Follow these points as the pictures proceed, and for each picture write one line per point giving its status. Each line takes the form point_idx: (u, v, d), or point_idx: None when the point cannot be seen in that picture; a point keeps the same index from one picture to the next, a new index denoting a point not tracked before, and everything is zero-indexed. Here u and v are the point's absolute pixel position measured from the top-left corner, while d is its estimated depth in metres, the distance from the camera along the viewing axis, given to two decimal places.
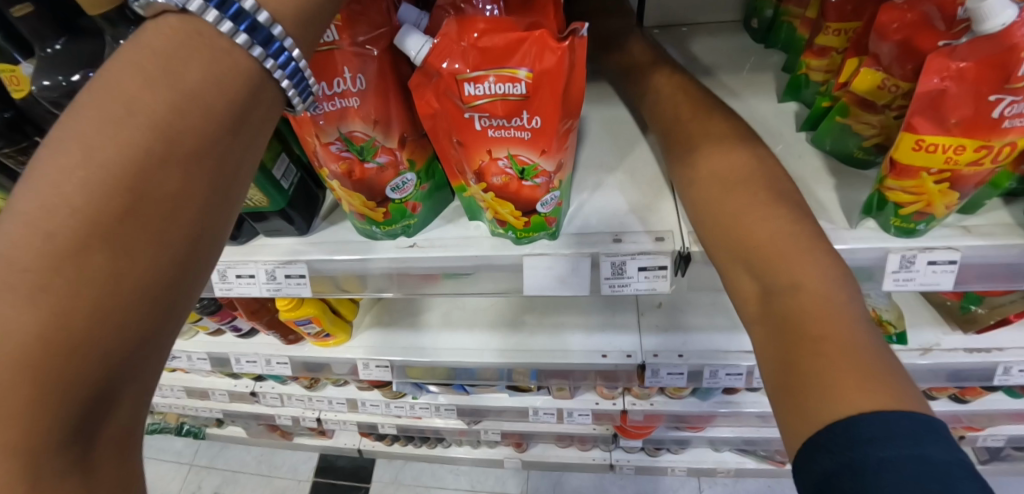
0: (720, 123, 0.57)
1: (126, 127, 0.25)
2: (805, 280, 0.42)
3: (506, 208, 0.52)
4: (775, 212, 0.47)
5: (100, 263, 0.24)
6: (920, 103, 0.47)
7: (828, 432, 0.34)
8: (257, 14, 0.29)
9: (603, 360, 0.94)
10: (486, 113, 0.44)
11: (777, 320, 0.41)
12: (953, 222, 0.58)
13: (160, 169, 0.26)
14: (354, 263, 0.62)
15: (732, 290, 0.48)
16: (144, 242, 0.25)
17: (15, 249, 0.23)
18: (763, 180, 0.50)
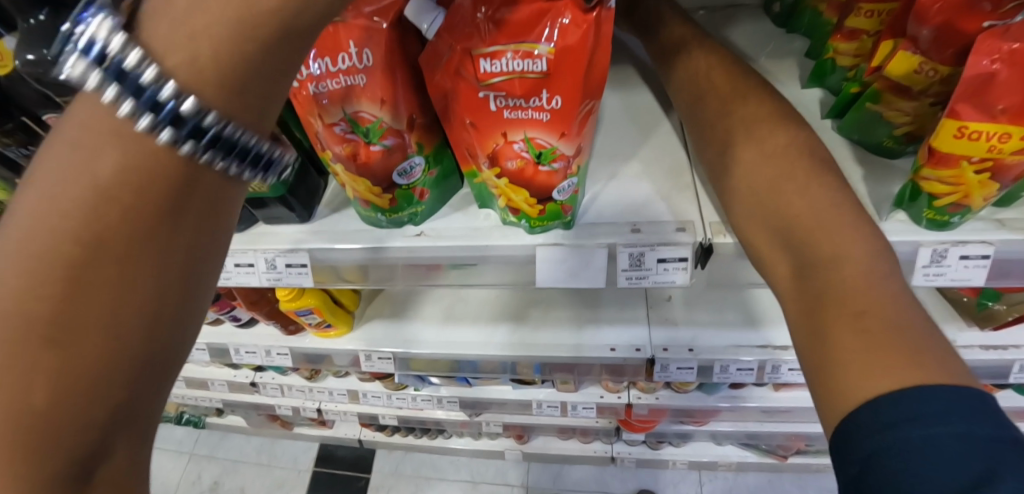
0: (758, 100, 0.55)
1: (42, 234, 0.22)
2: (845, 261, 0.40)
3: (520, 195, 0.49)
4: (816, 193, 0.46)
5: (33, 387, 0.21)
6: (966, 88, 0.44)
7: (869, 409, 0.32)
8: (157, 91, 0.22)
9: (612, 354, 0.91)
10: (503, 92, 0.42)
11: (813, 304, 0.40)
12: (987, 215, 0.55)
13: (84, 275, 0.22)
14: (357, 253, 0.59)
15: (771, 273, 0.47)
16: (77, 357, 0.22)
17: None
18: (804, 162, 0.49)
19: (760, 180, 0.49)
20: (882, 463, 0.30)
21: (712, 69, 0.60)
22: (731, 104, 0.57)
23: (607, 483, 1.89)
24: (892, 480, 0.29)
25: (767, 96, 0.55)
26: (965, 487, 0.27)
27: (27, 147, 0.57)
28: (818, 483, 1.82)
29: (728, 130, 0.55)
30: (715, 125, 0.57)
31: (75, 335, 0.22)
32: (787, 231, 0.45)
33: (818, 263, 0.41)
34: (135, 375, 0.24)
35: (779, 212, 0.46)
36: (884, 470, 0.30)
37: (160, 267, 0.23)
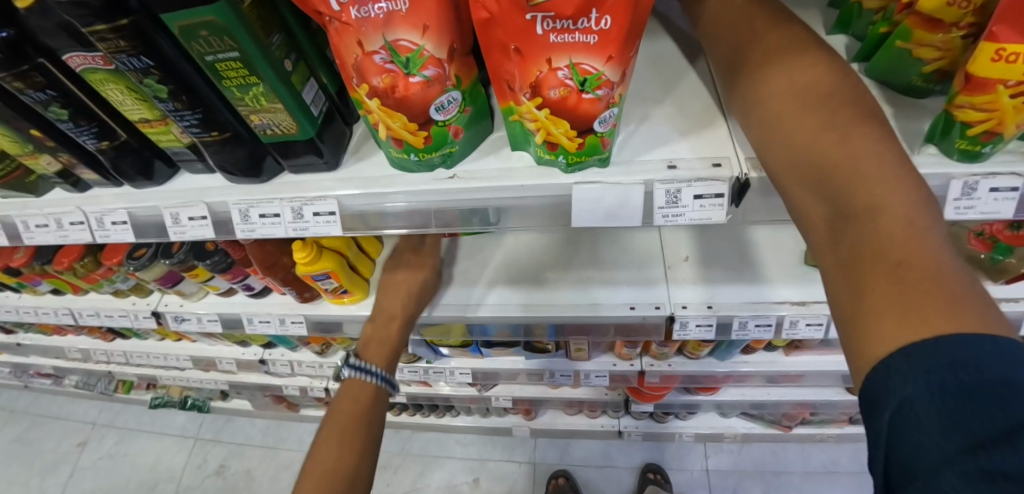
0: (791, 38, 0.50)
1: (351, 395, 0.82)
2: (882, 207, 0.36)
3: (561, 127, 0.48)
4: (856, 132, 0.41)
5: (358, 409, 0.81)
6: (1006, 8, 0.44)
7: (902, 357, 0.30)
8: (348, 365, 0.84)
9: (632, 312, 0.92)
10: (552, 13, 0.41)
11: (848, 254, 0.37)
12: (1015, 149, 0.56)
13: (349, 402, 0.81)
14: (389, 198, 0.60)
15: (799, 219, 0.43)
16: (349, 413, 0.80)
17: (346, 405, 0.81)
18: (842, 101, 0.44)
19: (787, 122, 0.45)
20: (913, 414, 0.28)
21: None
22: (767, 39, 0.51)
23: (613, 457, 1.93)
24: (917, 435, 0.28)
25: (803, 35, 0.51)
26: (996, 438, 0.26)
27: (48, 91, 0.56)
28: (820, 453, 1.86)
29: (760, 70, 0.50)
30: (747, 65, 0.52)
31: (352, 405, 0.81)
32: (816, 176, 0.41)
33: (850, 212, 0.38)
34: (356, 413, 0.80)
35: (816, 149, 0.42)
36: (914, 419, 0.28)
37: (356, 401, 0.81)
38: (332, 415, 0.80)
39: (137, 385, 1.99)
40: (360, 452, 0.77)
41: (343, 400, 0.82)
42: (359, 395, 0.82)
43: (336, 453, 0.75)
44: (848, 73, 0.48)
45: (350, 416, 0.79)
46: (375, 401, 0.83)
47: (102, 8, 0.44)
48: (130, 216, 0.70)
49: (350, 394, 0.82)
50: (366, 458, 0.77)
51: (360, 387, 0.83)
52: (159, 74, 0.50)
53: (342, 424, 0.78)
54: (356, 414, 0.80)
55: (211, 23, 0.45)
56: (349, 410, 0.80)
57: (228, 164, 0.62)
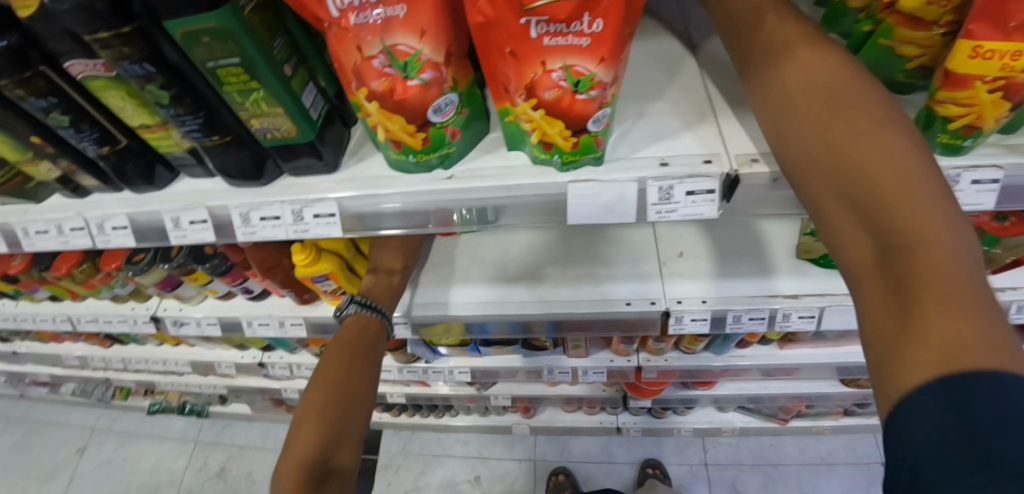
0: (812, 39, 0.49)
1: (348, 334, 0.79)
2: (911, 222, 0.35)
3: (555, 127, 0.50)
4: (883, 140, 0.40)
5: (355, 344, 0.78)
6: (982, 8, 0.45)
7: (947, 388, 0.28)
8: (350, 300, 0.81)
9: (628, 307, 0.93)
10: (546, 17, 0.42)
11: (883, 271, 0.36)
12: (995, 142, 0.59)
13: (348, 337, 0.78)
14: (389, 199, 0.61)
15: (829, 235, 0.41)
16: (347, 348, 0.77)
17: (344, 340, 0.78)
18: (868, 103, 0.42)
19: (811, 127, 0.44)
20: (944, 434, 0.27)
21: None
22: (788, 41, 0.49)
23: (613, 453, 1.95)
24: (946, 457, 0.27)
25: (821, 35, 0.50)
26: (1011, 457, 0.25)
27: (49, 97, 0.57)
28: (817, 445, 1.88)
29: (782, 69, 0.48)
30: (769, 61, 0.50)
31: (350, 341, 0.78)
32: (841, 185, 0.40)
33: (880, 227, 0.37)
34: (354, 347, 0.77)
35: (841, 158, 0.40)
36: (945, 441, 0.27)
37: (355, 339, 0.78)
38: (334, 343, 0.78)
39: (135, 391, 1.98)
40: (361, 380, 0.75)
41: (345, 333, 0.79)
42: (363, 328, 0.80)
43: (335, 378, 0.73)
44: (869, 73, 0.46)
45: (354, 344, 0.77)
46: (377, 337, 0.81)
47: (105, 16, 0.45)
48: (131, 220, 0.71)
49: (351, 325, 0.80)
50: (371, 385, 0.76)
51: (358, 324, 0.80)
52: (161, 80, 0.52)
53: (343, 351, 0.76)
54: (358, 343, 0.78)
55: (212, 29, 0.46)
56: (351, 337, 0.78)
57: (229, 167, 0.63)
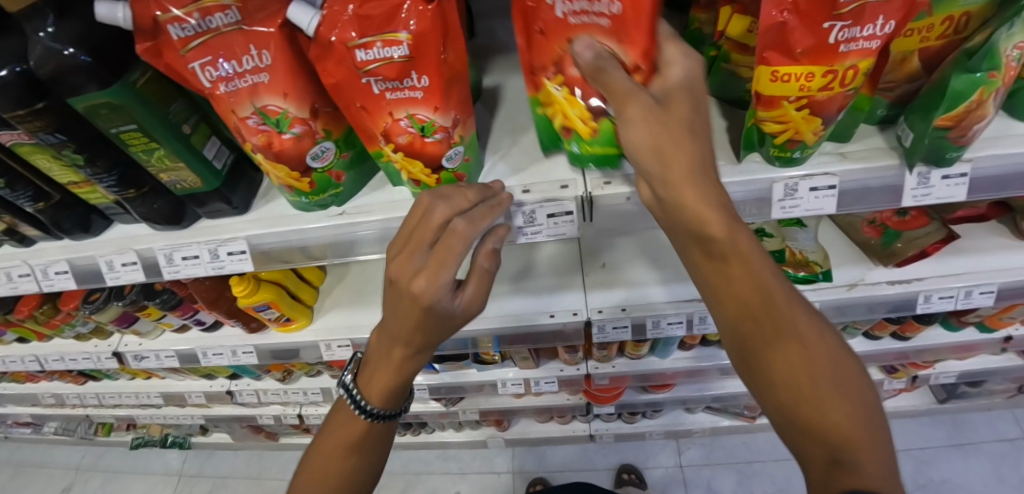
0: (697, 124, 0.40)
1: (340, 422, 0.69)
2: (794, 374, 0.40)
3: (416, 166, 0.57)
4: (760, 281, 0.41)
5: (344, 442, 0.68)
6: (769, 38, 0.51)
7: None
8: (347, 377, 0.67)
9: (551, 319, 0.99)
10: (380, 77, 0.48)
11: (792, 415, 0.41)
12: (832, 150, 0.65)
13: (341, 423, 0.69)
14: (292, 235, 0.67)
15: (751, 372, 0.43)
16: (338, 441, 0.68)
17: (335, 427, 0.69)
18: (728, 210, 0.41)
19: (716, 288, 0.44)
20: None
21: None
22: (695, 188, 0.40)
23: (589, 460, 1.99)
24: None
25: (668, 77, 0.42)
26: None
27: None
28: None
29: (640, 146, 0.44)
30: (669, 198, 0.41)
31: (342, 433, 0.68)
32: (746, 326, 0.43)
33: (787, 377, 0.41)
34: (348, 436, 0.68)
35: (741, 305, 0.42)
36: None
37: (344, 426, 0.68)
38: (331, 429, 0.70)
39: (117, 427, 2.02)
40: (354, 475, 0.69)
41: (336, 431, 0.69)
42: (348, 423, 0.68)
43: (329, 469, 0.68)
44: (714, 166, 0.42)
45: (344, 458, 0.68)
46: (380, 443, 0.69)
47: (19, 97, 0.52)
48: (71, 265, 0.78)
49: (343, 416, 0.68)
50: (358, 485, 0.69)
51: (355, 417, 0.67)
52: (74, 146, 0.59)
53: (335, 460, 0.68)
54: (357, 453, 0.68)
55: (107, 103, 0.53)
56: (339, 445, 0.68)
57: (151, 215, 0.70)
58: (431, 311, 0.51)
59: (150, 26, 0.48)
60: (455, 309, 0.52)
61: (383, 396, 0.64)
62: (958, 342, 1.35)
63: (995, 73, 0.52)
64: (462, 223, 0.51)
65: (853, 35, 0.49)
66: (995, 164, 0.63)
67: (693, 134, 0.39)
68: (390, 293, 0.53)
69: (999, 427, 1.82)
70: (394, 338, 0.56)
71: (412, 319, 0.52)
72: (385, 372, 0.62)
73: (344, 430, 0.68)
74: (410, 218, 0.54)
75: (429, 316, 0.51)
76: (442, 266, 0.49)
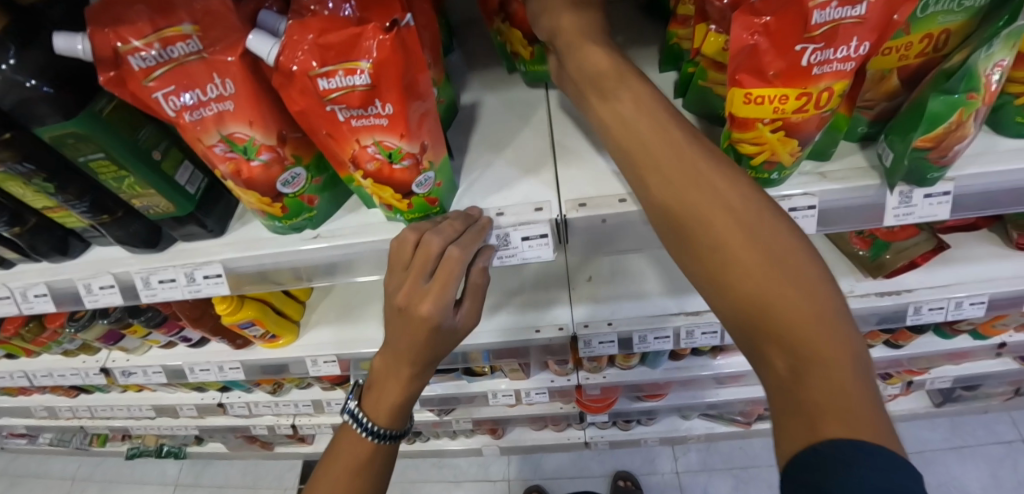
0: (596, 37, 0.54)
1: (348, 443, 0.66)
2: (746, 271, 0.36)
3: (386, 192, 0.56)
4: (709, 181, 0.41)
5: (355, 464, 0.65)
6: (740, 60, 0.50)
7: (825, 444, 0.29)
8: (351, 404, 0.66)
9: (537, 335, 0.98)
10: (343, 105, 0.48)
11: (748, 325, 0.36)
12: (811, 170, 0.64)
13: (348, 445, 0.66)
14: (267, 259, 0.67)
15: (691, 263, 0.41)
16: (349, 465, 0.66)
17: (343, 451, 0.66)
18: (659, 113, 0.47)
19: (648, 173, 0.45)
20: None
21: None
22: (604, 80, 0.51)
23: (585, 468, 1.98)
24: None
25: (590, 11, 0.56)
26: None
27: None
28: None
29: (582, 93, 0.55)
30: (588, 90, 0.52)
31: (352, 452, 0.66)
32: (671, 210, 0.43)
33: (728, 266, 0.37)
34: (359, 457, 0.65)
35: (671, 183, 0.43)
36: None
37: (353, 447, 0.66)
38: (336, 454, 0.67)
39: (112, 438, 2.02)
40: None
41: (340, 459, 0.66)
42: (354, 449, 0.65)
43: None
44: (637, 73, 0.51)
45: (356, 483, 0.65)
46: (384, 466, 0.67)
47: None
48: (49, 288, 0.77)
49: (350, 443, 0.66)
50: None
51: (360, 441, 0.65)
52: (44, 175, 0.58)
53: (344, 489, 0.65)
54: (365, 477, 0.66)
55: (72, 134, 0.52)
56: (348, 470, 0.65)
57: (127, 239, 0.69)
58: (442, 326, 0.55)
59: (110, 57, 0.47)
60: (456, 321, 0.56)
61: (388, 418, 0.63)
62: (951, 350, 1.34)
63: (973, 94, 0.51)
64: (458, 250, 0.53)
65: (826, 58, 0.48)
66: (977, 182, 0.62)
67: (593, 37, 0.54)
68: (397, 319, 0.55)
69: (997, 430, 1.80)
70: (402, 360, 0.58)
71: (424, 339, 0.55)
72: (389, 393, 0.62)
73: (354, 452, 0.65)
74: (399, 252, 0.55)
75: (441, 331, 0.55)
76: (445, 285, 0.53)
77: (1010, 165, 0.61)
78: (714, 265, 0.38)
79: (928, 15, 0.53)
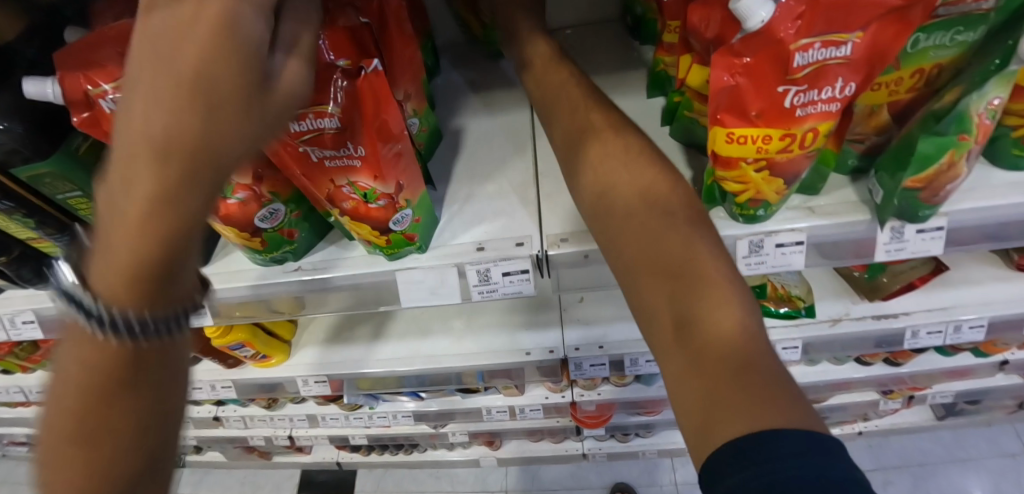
0: (562, 68, 0.63)
1: (73, 374, 0.37)
2: (680, 257, 0.41)
3: (364, 229, 0.55)
4: (662, 191, 0.46)
5: (90, 408, 0.37)
6: (721, 101, 0.48)
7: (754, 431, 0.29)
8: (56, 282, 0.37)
9: (527, 357, 0.97)
10: (315, 147, 0.47)
11: (672, 304, 0.39)
12: (800, 204, 0.62)
13: (74, 377, 0.37)
14: (248, 291, 0.66)
15: (620, 249, 0.45)
16: (80, 410, 0.37)
17: (68, 385, 0.38)
18: (606, 121, 0.54)
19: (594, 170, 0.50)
20: None
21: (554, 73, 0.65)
22: (564, 96, 0.59)
23: (583, 479, 1.97)
24: None
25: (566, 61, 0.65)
26: None
27: None
28: None
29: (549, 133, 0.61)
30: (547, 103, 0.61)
31: (78, 389, 0.37)
32: (611, 199, 0.47)
33: (654, 252, 0.42)
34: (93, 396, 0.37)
35: (610, 183, 0.48)
36: None
37: (84, 387, 0.37)
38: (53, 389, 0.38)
39: None
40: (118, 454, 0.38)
41: (60, 392, 0.38)
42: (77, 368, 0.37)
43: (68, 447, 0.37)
44: (592, 93, 0.59)
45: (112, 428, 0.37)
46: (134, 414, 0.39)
47: None
48: (37, 315, 0.77)
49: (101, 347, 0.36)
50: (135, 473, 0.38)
51: (90, 352, 0.37)
52: (23, 211, 0.58)
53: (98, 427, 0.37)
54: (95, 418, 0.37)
55: (51, 173, 0.52)
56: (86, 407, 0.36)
57: None
58: (214, 106, 0.28)
59: (80, 99, 0.46)
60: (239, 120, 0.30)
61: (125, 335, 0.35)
62: (953, 367, 1.31)
63: (964, 135, 0.49)
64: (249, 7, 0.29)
65: (810, 99, 0.47)
66: (972, 217, 0.60)
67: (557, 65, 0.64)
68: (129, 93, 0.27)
69: (1000, 443, 1.77)
70: (133, 175, 0.28)
71: (185, 83, 0.27)
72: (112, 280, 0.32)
73: (82, 389, 0.37)
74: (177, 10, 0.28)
75: (238, 62, 0.28)
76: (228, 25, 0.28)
77: (1007, 199, 0.59)
78: (646, 252, 0.42)
79: (919, 50, 0.52)
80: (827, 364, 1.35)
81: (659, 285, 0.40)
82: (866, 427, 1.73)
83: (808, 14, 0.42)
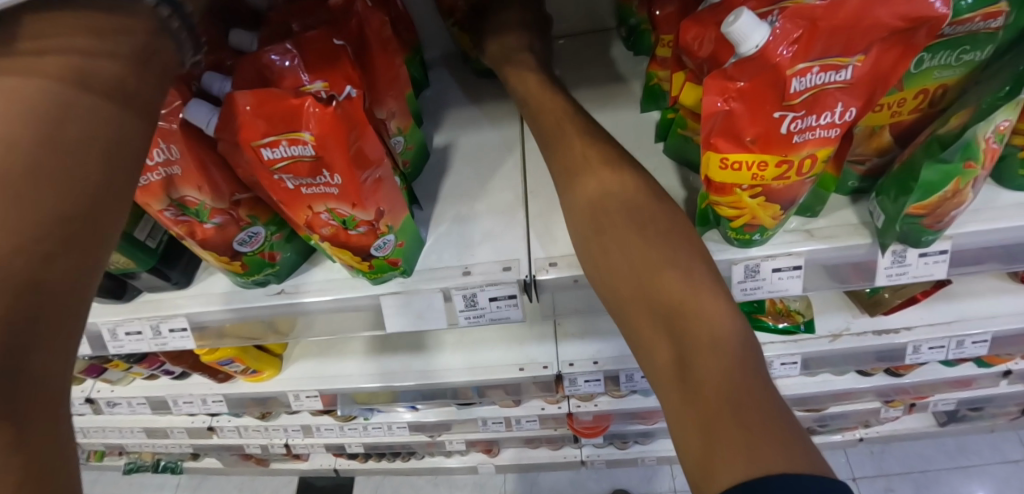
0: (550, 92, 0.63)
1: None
2: (673, 285, 0.40)
3: (345, 255, 0.53)
4: (658, 218, 0.46)
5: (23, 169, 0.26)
6: (714, 126, 0.46)
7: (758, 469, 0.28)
8: None
9: (521, 373, 0.96)
10: (290, 174, 0.45)
11: (664, 331, 0.38)
12: (798, 227, 0.60)
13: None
14: (230, 314, 0.65)
15: (613, 274, 0.44)
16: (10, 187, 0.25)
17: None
18: (598, 143, 0.54)
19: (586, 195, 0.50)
20: None
21: (545, 89, 0.64)
22: (552, 119, 0.59)
23: (582, 486, 1.95)
24: None
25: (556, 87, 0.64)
26: None
27: None
28: None
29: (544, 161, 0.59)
30: (537, 124, 0.61)
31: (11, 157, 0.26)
32: (603, 220, 0.47)
33: (647, 279, 0.41)
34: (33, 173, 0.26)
35: (604, 204, 0.48)
36: None
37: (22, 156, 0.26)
38: None
39: (109, 453, 2.03)
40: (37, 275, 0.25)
41: None
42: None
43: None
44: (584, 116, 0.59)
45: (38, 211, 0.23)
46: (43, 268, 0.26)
47: None
48: None
49: None
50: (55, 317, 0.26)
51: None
52: None
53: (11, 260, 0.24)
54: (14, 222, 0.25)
55: None
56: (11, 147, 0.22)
57: None
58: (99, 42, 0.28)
59: None
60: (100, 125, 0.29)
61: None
62: (955, 378, 1.29)
63: (970, 163, 0.47)
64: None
65: (808, 125, 0.45)
66: (976, 239, 0.58)
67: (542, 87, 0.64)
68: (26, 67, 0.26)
69: (1002, 449, 1.75)
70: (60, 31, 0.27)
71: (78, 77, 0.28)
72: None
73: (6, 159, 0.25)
74: None
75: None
76: None
77: (1010, 221, 0.57)
78: (639, 275, 0.41)
79: (923, 70, 0.50)
80: (827, 374, 1.33)
81: (650, 311, 0.40)
82: (867, 434, 1.71)
83: (804, 37, 0.40)
